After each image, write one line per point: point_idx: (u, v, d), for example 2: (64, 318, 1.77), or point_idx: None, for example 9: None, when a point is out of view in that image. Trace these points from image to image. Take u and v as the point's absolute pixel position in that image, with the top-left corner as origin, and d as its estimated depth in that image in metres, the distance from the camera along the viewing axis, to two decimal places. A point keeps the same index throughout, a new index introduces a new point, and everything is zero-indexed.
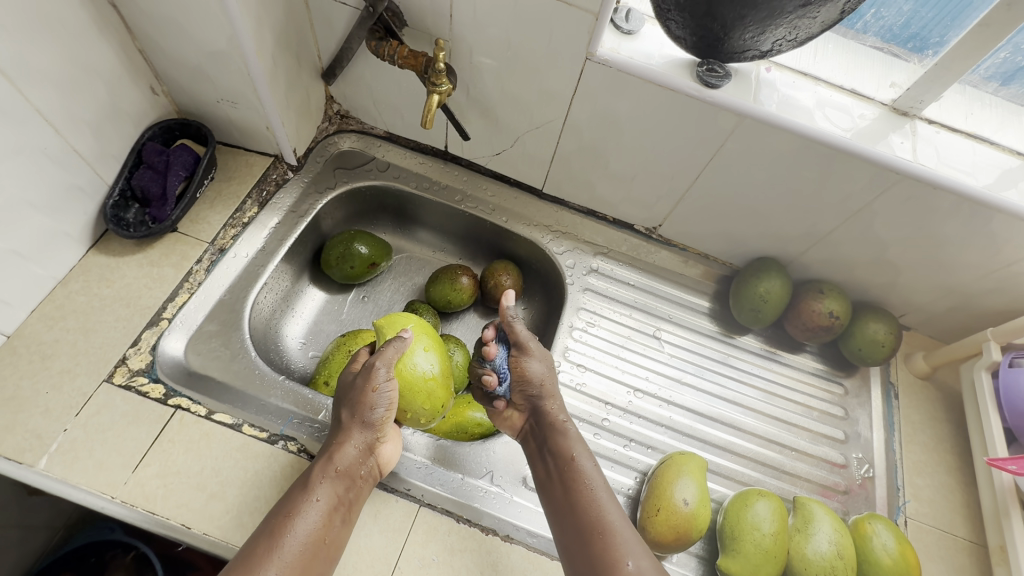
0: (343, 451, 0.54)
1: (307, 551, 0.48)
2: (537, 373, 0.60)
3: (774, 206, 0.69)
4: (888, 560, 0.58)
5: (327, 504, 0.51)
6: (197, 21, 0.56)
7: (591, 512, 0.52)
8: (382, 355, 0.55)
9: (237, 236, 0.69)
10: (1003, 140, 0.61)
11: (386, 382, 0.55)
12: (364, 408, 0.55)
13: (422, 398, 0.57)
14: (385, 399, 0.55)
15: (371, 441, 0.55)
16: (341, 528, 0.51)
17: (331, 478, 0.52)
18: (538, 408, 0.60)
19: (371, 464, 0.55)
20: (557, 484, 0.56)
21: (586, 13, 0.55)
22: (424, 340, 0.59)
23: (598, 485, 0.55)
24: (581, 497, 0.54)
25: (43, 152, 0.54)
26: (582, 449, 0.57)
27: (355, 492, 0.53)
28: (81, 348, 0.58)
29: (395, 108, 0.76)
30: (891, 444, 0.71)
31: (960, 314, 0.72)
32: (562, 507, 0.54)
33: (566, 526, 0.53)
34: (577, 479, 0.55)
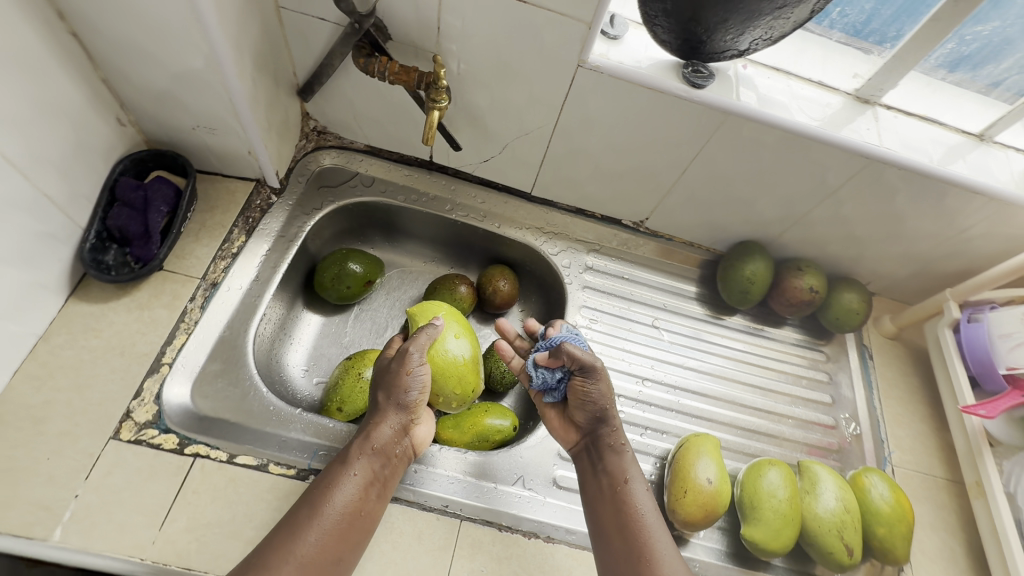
0: (379, 430, 0.56)
1: (344, 521, 0.51)
2: (600, 398, 0.60)
3: (755, 193, 0.74)
4: (886, 507, 0.64)
5: (363, 479, 0.54)
6: (173, 48, 0.53)
7: (641, 538, 0.54)
8: (415, 341, 0.58)
9: (228, 268, 0.66)
10: (951, 121, 0.68)
11: (419, 365, 0.58)
12: (399, 390, 0.58)
13: (452, 382, 0.61)
14: (419, 382, 0.58)
15: (404, 422, 0.58)
16: (377, 502, 0.54)
17: (367, 455, 0.55)
18: (598, 433, 0.61)
19: (406, 443, 0.58)
20: (606, 501, 0.58)
21: (579, 22, 0.56)
22: (454, 327, 0.63)
23: (650, 514, 0.57)
24: (632, 519, 0.56)
25: (12, 200, 0.49)
26: (638, 476, 0.59)
27: (390, 470, 0.56)
28: (78, 407, 0.54)
29: (377, 122, 0.75)
30: (872, 401, 0.78)
31: (918, 277, 0.80)
32: (610, 522, 0.57)
33: (612, 544, 0.55)
34: (628, 500, 0.57)
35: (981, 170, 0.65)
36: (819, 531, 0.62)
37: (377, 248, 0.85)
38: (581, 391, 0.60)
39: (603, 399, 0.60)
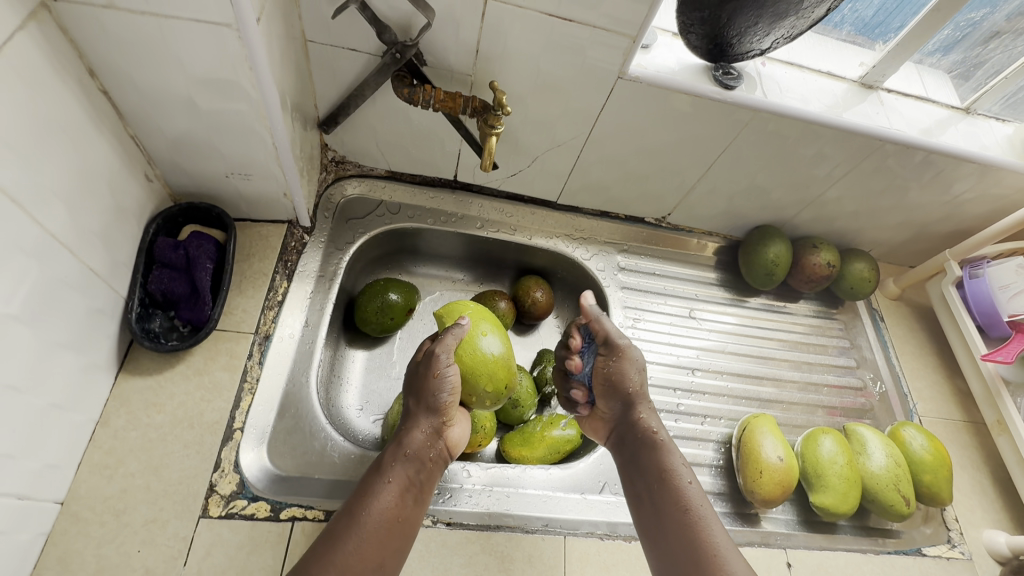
0: (412, 436, 0.56)
1: (383, 529, 0.49)
2: (627, 378, 0.62)
3: (775, 182, 0.78)
4: (927, 456, 0.70)
5: (400, 485, 0.52)
6: (212, 95, 0.49)
7: (692, 527, 0.51)
8: (441, 343, 0.57)
9: (278, 317, 0.63)
10: (943, 99, 0.74)
11: (448, 367, 0.56)
12: (429, 394, 0.56)
13: (483, 380, 0.57)
14: (449, 384, 0.56)
15: (437, 425, 0.57)
16: (414, 508, 0.52)
17: (402, 461, 0.54)
18: (634, 415, 0.62)
19: (440, 446, 0.57)
20: (649, 492, 0.56)
21: (623, 37, 0.57)
22: (483, 324, 0.60)
23: (700, 502, 0.53)
24: (679, 506, 0.53)
25: (61, 280, 0.45)
26: (681, 465, 0.57)
27: (426, 474, 0.55)
28: (158, 490, 0.50)
29: (403, 147, 0.73)
30: (890, 359, 0.85)
31: (915, 241, 0.88)
32: (657, 513, 0.54)
33: (663, 538, 0.52)
34: (673, 489, 0.54)
35: (975, 142, 0.72)
36: (879, 488, 0.67)
37: (407, 273, 0.83)
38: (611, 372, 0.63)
39: (629, 380, 0.62)
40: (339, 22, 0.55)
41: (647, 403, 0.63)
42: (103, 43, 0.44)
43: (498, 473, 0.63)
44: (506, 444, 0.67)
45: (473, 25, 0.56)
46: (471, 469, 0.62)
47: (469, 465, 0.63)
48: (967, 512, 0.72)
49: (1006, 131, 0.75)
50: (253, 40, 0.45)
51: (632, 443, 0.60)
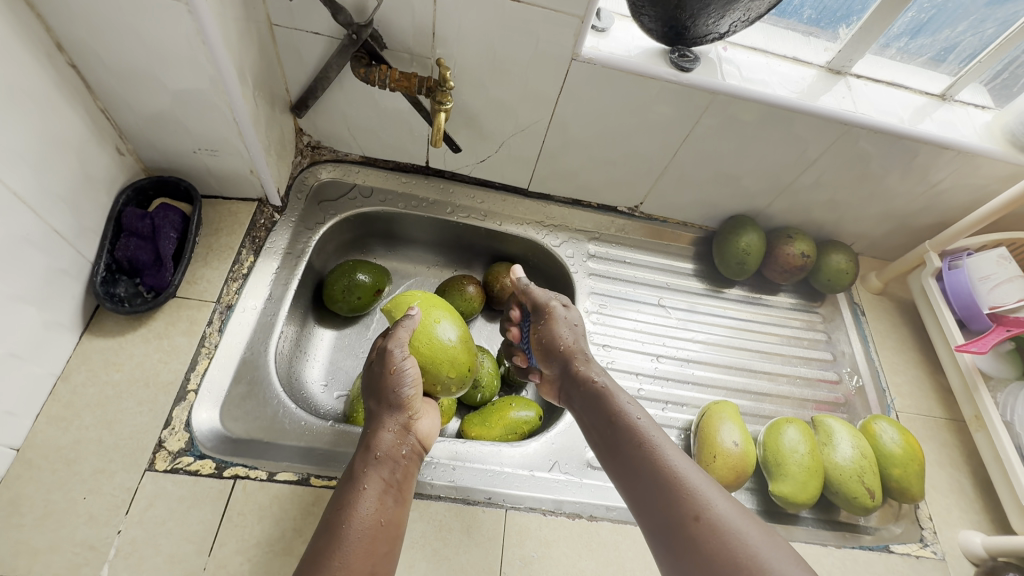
0: (380, 437, 0.54)
1: (369, 536, 0.46)
2: (563, 334, 0.65)
3: (743, 169, 0.77)
4: (898, 449, 0.67)
5: (377, 489, 0.50)
6: (171, 69, 0.52)
7: (654, 462, 0.50)
8: (394, 338, 0.57)
9: (241, 288, 0.66)
10: (914, 85, 0.73)
11: (404, 360, 0.56)
12: (389, 391, 0.55)
13: (446, 367, 0.58)
14: (409, 377, 0.56)
15: (404, 421, 0.55)
16: (396, 508, 0.50)
17: (374, 465, 0.52)
18: (574, 369, 0.63)
19: (412, 442, 0.55)
20: (623, 456, 0.53)
21: (572, 17, 0.58)
22: (436, 312, 0.60)
23: (656, 434, 0.53)
24: (639, 449, 0.52)
25: (24, 238, 0.49)
26: (630, 404, 0.57)
27: (402, 473, 0.53)
28: (109, 443, 0.53)
29: (373, 131, 0.75)
30: (870, 354, 0.83)
31: (896, 233, 0.86)
32: (625, 468, 0.52)
33: (637, 489, 0.50)
34: (633, 433, 0.53)
35: (948, 127, 0.70)
36: (842, 480, 0.65)
37: (380, 257, 0.85)
38: (544, 335, 0.65)
39: (565, 336, 0.65)
40: (299, 5, 0.58)
41: (589, 357, 0.64)
42: (69, 19, 0.47)
43: (446, 447, 0.63)
44: (465, 425, 0.67)
45: (426, 8, 0.58)
46: None
47: None
48: (942, 511, 0.69)
49: (985, 118, 0.73)
50: (204, 15, 0.47)
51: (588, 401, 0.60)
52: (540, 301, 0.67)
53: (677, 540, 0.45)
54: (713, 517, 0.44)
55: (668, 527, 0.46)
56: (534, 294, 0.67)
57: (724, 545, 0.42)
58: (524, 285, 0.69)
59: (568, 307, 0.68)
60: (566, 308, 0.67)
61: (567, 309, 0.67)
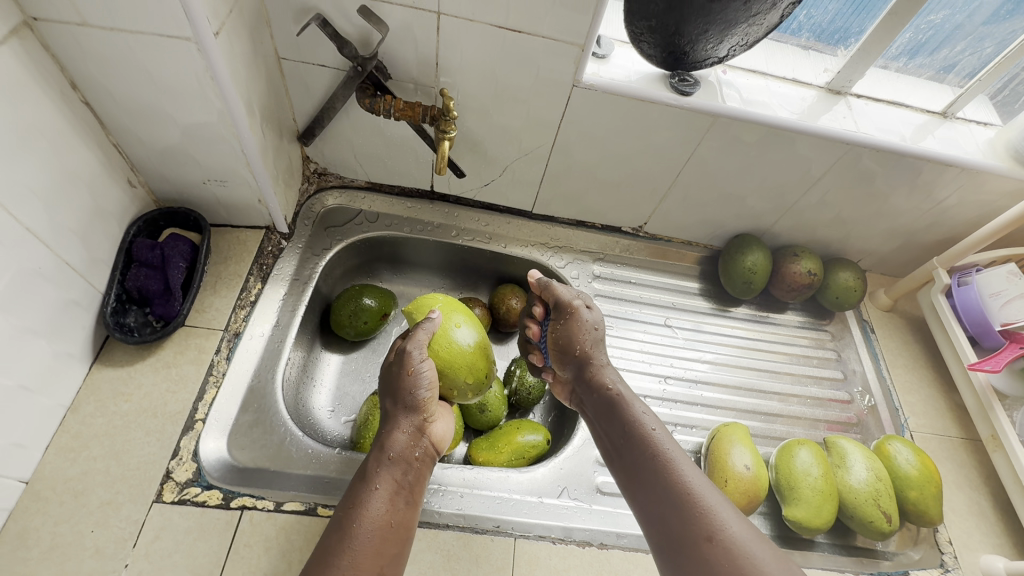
0: (393, 438, 0.54)
1: (379, 536, 0.47)
2: (581, 335, 0.64)
3: (747, 189, 0.77)
4: (914, 471, 0.66)
5: (389, 489, 0.51)
6: (181, 104, 0.54)
7: (669, 476, 0.50)
8: (412, 339, 0.57)
9: (249, 316, 0.66)
10: (915, 103, 0.73)
11: (422, 363, 0.56)
12: (405, 392, 0.56)
13: (463, 372, 0.58)
14: (426, 379, 0.56)
15: (418, 423, 0.56)
16: (407, 509, 0.51)
17: (387, 465, 0.52)
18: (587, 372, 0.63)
19: (424, 444, 0.56)
20: (635, 463, 0.53)
21: (572, 46, 0.59)
22: (455, 316, 0.60)
23: (672, 448, 0.52)
24: (654, 461, 0.52)
25: (36, 272, 0.49)
26: (645, 415, 0.56)
27: (414, 475, 0.54)
28: (117, 474, 0.53)
29: (378, 158, 0.77)
30: (881, 373, 0.82)
31: (903, 249, 0.85)
32: (638, 479, 0.52)
33: (648, 502, 0.50)
34: (648, 443, 0.53)
35: (951, 145, 0.70)
36: (857, 503, 0.64)
37: (386, 281, 0.86)
38: (564, 334, 0.64)
39: (583, 338, 0.64)
40: (306, 40, 0.60)
41: (604, 362, 0.64)
42: (82, 58, 0.49)
43: (454, 473, 0.62)
44: (473, 450, 0.67)
45: (429, 39, 0.60)
46: None
47: None
48: (962, 534, 0.68)
49: (988, 135, 0.73)
50: (213, 53, 0.48)
51: (603, 411, 0.60)
52: (563, 299, 0.65)
53: (686, 554, 0.45)
54: (727, 540, 0.43)
55: (678, 544, 0.46)
56: (558, 294, 0.65)
57: (735, 568, 0.42)
58: (547, 283, 0.66)
59: (592, 308, 0.65)
60: (589, 310, 0.65)
61: (591, 310, 0.65)
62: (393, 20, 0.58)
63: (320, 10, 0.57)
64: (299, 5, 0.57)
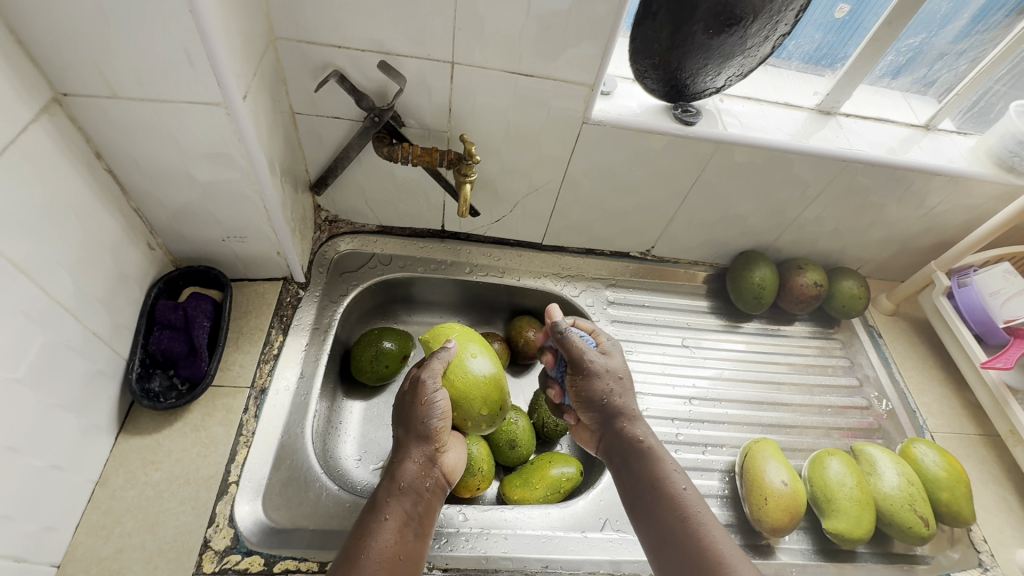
0: (404, 467, 0.53)
1: (386, 569, 0.46)
2: (601, 392, 0.60)
3: (750, 209, 0.80)
4: (942, 472, 0.67)
5: (398, 521, 0.50)
6: (204, 166, 0.54)
7: (700, 544, 0.49)
8: (428, 368, 0.56)
9: (273, 370, 0.65)
10: (901, 118, 0.77)
11: (436, 393, 0.55)
12: (418, 421, 0.54)
13: (478, 403, 0.57)
14: (439, 409, 0.55)
15: (430, 453, 0.54)
16: (415, 543, 0.50)
17: (396, 496, 0.51)
18: (614, 429, 0.60)
19: (436, 474, 0.54)
20: (658, 518, 0.52)
21: (582, 86, 0.61)
22: (471, 346, 0.59)
23: (701, 510, 0.52)
24: (685, 524, 0.51)
25: (66, 345, 0.48)
26: (674, 472, 0.55)
27: (424, 507, 0.52)
28: (153, 548, 0.51)
29: (389, 202, 0.77)
30: (894, 376, 0.84)
31: (900, 255, 0.89)
32: (665, 540, 0.51)
33: (675, 566, 0.49)
34: (675, 501, 0.53)
35: (939, 155, 0.74)
36: (894, 510, 0.64)
37: (402, 322, 0.85)
38: (583, 390, 0.60)
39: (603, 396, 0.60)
40: (323, 94, 0.61)
41: (631, 413, 0.60)
42: (108, 129, 0.49)
43: (496, 515, 0.62)
44: (507, 488, 0.65)
45: (443, 88, 0.62)
46: (466, 511, 0.62)
47: (465, 508, 0.62)
48: (995, 532, 0.69)
49: (969, 143, 0.77)
50: (241, 114, 0.49)
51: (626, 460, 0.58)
52: (579, 352, 0.59)
53: None
54: None
55: None
56: (574, 349, 0.59)
57: None
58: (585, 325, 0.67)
59: (609, 357, 0.62)
60: (606, 358, 0.61)
61: (610, 361, 0.61)
62: (409, 71, 0.60)
63: (336, 66, 0.59)
64: (316, 63, 0.59)
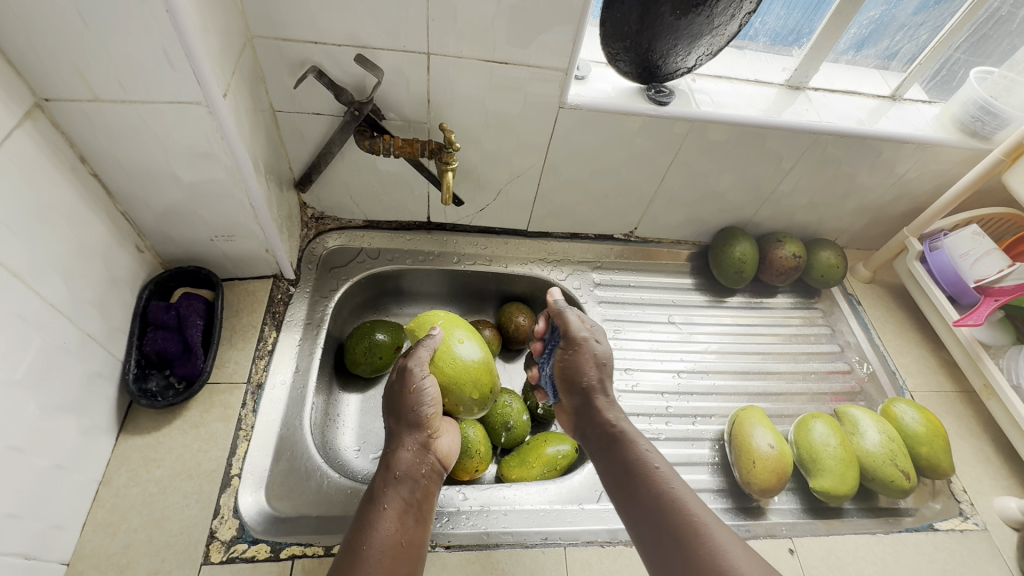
0: (399, 457, 0.55)
1: (388, 557, 0.47)
2: (588, 370, 0.62)
3: (727, 186, 0.82)
4: (921, 428, 0.70)
5: (397, 508, 0.51)
6: (188, 165, 0.54)
7: (675, 514, 0.48)
8: (414, 356, 0.57)
9: (269, 365, 0.66)
10: (867, 90, 0.79)
11: (425, 379, 0.56)
12: (408, 410, 0.56)
13: (468, 388, 0.58)
14: (429, 396, 0.56)
15: (424, 439, 0.56)
16: (417, 528, 0.50)
17: (393, 484, 0.52)
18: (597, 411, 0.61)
19: (431, 461, 0.56)
20: (637, 496, 0.52)
21: (557, 71, 0.63)
22: (458, 331, 0.60)
23: (679, 486, 0.51)
24: (661, 499, 0.50)
25: (62, 347, 0.49)
26: (649, 450, 0.55)
27: (421, 492, 0.53)
28: (160, 542, 0.53)
29: (374, 195, 0.78)
30: (874, 341, 0.87)
31: (875, 224, 0.92)
32: (645, 517, 0.50)
33: (656, 541, 0.48)
34: (653, 478, 0.52)
35: (905, 123, 0.77)
36: (877, 466, 0.67)
37: (393, 314, 0.86)
38: (571, 370, 0.63)
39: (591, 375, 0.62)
40: (301, 91, 0.62)
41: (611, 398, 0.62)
42: (92, 132, 0.50)
43: (494, 493, 0.64)
44: (504, 468, 0.67)
45: (420, 79, 0.63)
46: (466, 491, 0.63)
47: (464, 488, 0.64)
48: (974, 482, 0.72)
49: (934, 111, 0.79)
50: (223, 112, 0.50)
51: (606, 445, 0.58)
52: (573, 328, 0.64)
53: None
54: None
55: None
56: (572, 325, 0.64)
57: None
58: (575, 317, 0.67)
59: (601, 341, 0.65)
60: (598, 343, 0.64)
61: (601, 345, 0.64)
62: (386, 64, 0.61)
63: (314, 62, 0.60)
64: (293, 60, 0.60)
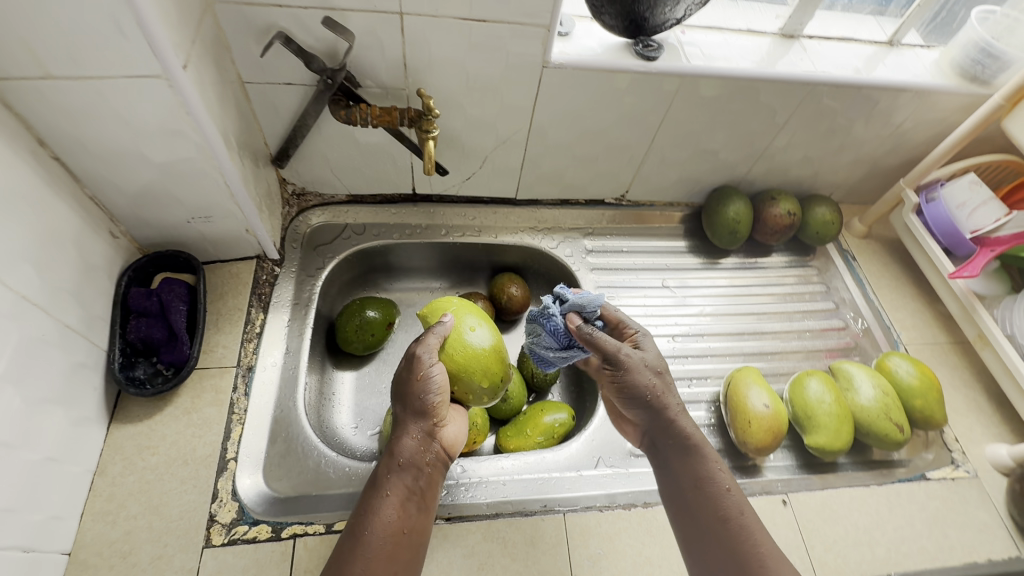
0: (403, 444, 0.53)
1: (390, 544, 0.47)
2: (645, 386, 0.55)
3: (719, 144, 0.80)
4: (915, 381, 0.70)
5: (399, 496, 0.50)
6: (155, 143, 0.52)
7: (739, 545, 0.47)
8: (423, 343, 0.54)
9: (258, 347, 0.65)
10: (864, 36, 0.76)
11: (433, 366, 0.54)
12: (415, 397, 0.53)
13: (478, 376, 0.56)
14: (436, 383, 0.54)
15: (429, 427, 0.54)
16: (419, 516, 0.50)
17: (396, 472, 0.51)
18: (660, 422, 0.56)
19: (436, 449, 0.54)
20: (694, 512, 0.51)
21: (538, 28, 0.60)
22: (469, 318, 0.58)
23: (742, 506, 0.50)
24: (723, 521, 0.49)
25: (42, 340, 0.48)
26: (718, 468, 0.52)
27: (425, 480, 0.52)
28: (161, 527, 0.53)
29: (356, 169, 0.76)
30: (868, 296, 0.87)
31: (870, 177, 0.90)
32: (703, 533, 0.50)
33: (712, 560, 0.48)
34: (715, 498, 0.50)
35: (904, 70, 0.74)
36: (872, 420, 0.67)
37: (383, 290, 0.85)
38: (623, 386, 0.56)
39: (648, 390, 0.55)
40: (269, 59, 0.59)
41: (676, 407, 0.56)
42: (49, 113, 0.47)
43: (492, 464, 0.64)
44: (503, 440, 0.68)
45: (395, 42, 0.59)
46: (465, 464, 0.63)
47: (463, 461, 0.64)
48: (966, 431, 0.73)
49: (933, 56, 0.76)
50: (185, 86, 0.47)
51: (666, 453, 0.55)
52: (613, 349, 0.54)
53: None
54: None
55: None
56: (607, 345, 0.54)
57: None
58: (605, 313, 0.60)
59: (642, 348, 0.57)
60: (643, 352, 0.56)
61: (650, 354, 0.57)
62: (357, 27, 0.57)
63: (280, 27, 0.56)
64: (258, 25, 0.56)
